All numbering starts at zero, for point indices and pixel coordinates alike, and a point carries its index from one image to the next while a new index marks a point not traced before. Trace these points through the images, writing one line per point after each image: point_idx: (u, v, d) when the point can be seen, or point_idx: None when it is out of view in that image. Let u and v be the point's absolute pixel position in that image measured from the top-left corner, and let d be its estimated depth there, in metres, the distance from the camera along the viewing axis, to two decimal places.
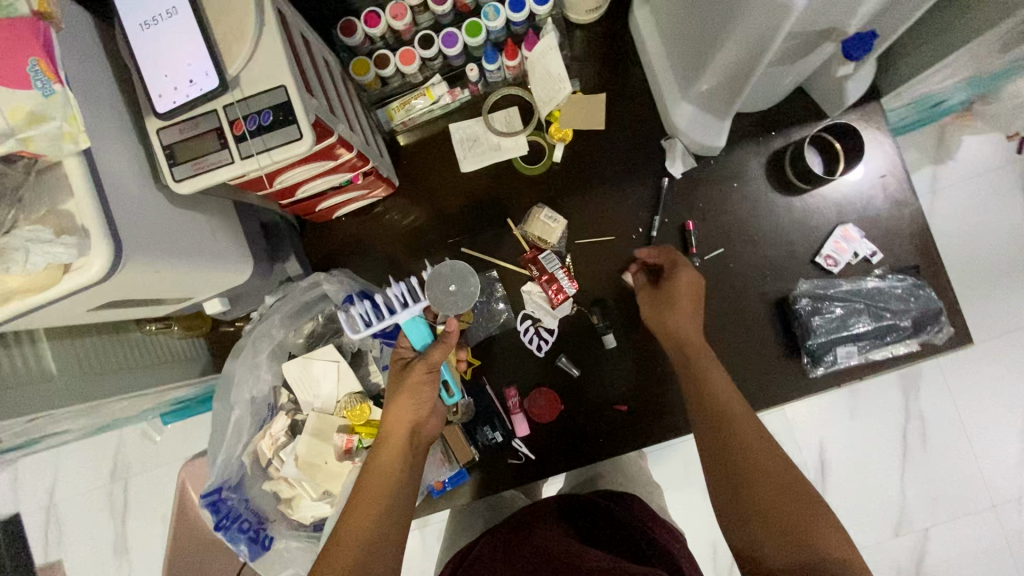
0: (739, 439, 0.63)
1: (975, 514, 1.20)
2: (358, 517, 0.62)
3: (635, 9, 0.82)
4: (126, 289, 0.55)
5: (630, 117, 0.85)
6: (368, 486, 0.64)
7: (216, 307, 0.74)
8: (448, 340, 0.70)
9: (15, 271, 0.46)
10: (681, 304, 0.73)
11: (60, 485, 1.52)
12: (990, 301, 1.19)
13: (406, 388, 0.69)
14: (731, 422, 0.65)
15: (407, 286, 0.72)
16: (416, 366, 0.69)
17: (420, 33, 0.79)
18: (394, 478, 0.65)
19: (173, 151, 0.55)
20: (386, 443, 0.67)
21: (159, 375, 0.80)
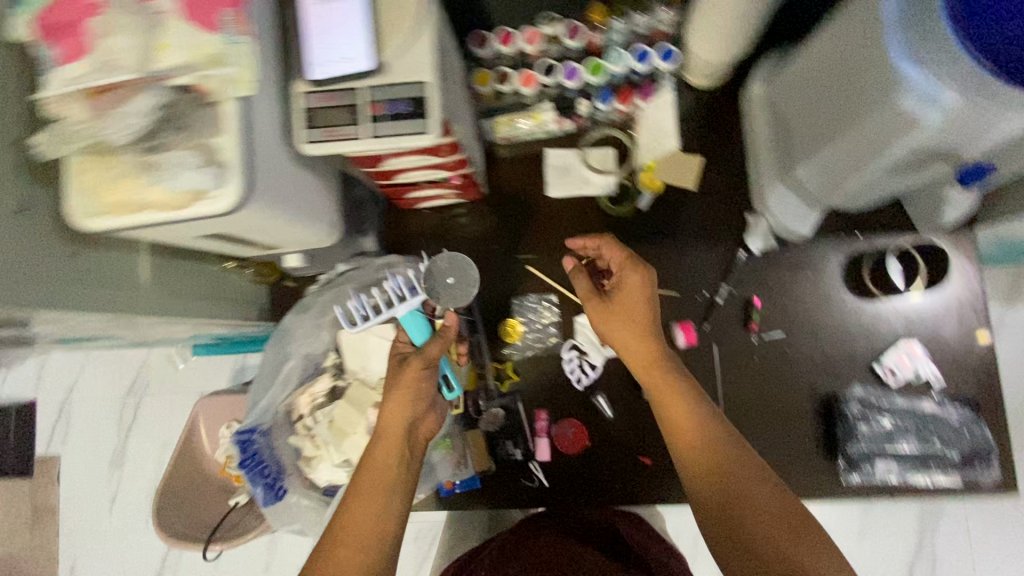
0: (721, 461, 0.59)
1: None
2: (355, 517, 0.62)
3: (750, 83, 0.83)
4: (237, 224, 0.60)
5: (723, 182, 0.86)
6: (366, 482, 0.64)
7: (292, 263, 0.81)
8: (445, 336, 0.71)
9: (162, 187, 0.50)
10: (635, 309, 0.68)
11: (82, 385, 1.59)
12: None
13: (398, 383, 0.69)
14: (713, 440, 0.60)
15: (403, 280, 0.77)
16: (411, 363, 0.69)
17: (545, 61, 0.82)
18: (393, 473, 0.65)
19: (312, 115, 0.60)
20: (384, 439, 0.67)
21: (222, 310, 0.84)
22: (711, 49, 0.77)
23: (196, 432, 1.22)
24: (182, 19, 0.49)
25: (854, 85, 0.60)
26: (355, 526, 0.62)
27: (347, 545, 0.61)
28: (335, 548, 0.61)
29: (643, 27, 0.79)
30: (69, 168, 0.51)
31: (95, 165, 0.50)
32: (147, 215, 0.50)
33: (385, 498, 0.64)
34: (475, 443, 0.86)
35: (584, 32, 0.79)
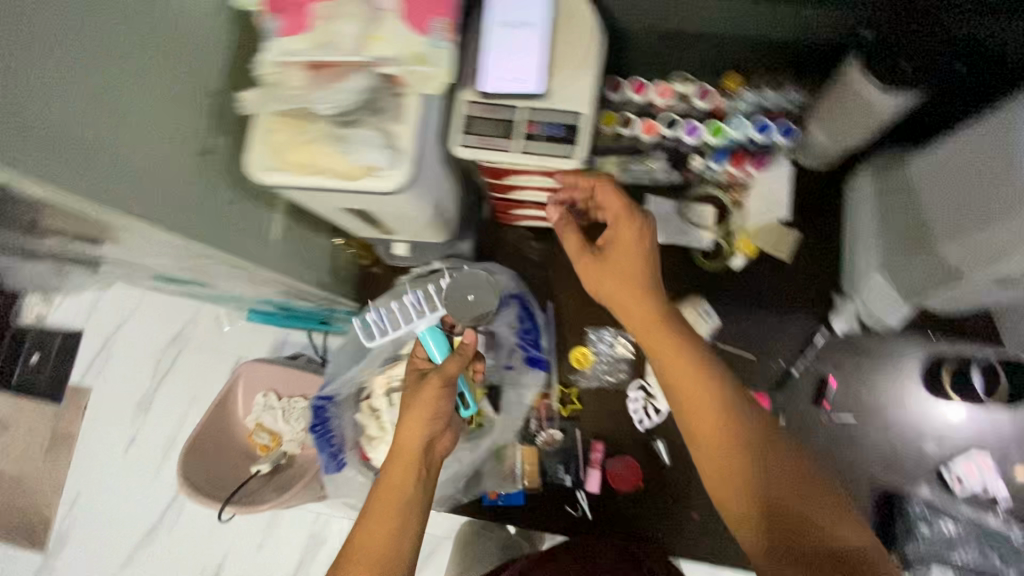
0: (734, 431, 0.58)
1: None
2: (363, 538, 0.62)
3: (856, 175, 0.87)
4: (382, 203, 0.64)
5: (815, 261, 0.88)
6: (375, 503, 0.64)
7: (398, 253, 0.88)
8: (463, 352, 0.70)
9: (344, 156, 0.55)
10: (636, 262, 0.66)
11: (132, 325, 1.65)
12: None
13: (414, 402, 0.68)
14: (724, 411, 0.59)
15: (421, 295, 0.82)
16: (430, 381, 0.68)
17: (669, 115, 0.85)
18: (405, 493, 0.65)
19: (470, 122, 0.65)
20: (397, 459, 0.66)
21: (319, 281, 0.88)
22: (838, 131, 0.78)
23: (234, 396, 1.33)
24: (399, 18, 0.55)
25: (996, 183, 0.60)
26: (363, 547, 0.62)
27: (361, 563, 0.61)
28: (344, 569, 0.61)
29: (771, 102, 0.84)
30: (262, 124, 0.56)
31: (287, 127, 0.55)
32: (323, 177, 0.55)
33: (394, 521, 0.63)
34: (529, 459, 0.86)
35: (713, 96, 0.84)
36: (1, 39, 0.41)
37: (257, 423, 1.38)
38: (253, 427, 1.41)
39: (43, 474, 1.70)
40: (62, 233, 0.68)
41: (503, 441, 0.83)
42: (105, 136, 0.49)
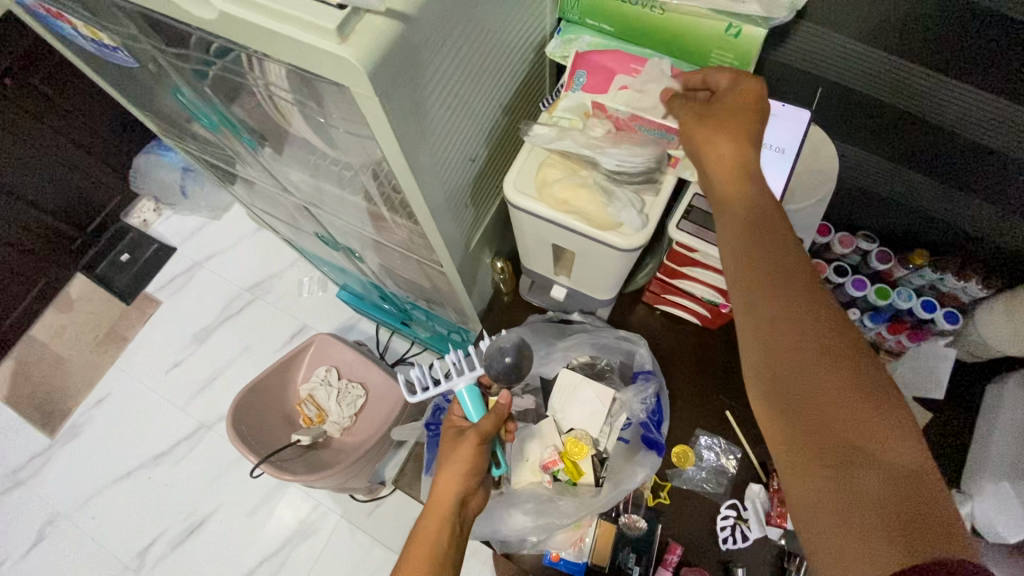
0: (780, 308, 0.47)
1: None
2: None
3: (1006, 378, 0.87)
4: (595, 252, 0.70)
5: (940, 450, 0.88)
6: (408, 559, 0.63)
7: (553, 295, 0.94)
8: (498, 411, 0.70)
9: (605, 207, 0.61)
10: (736, 122, 0.53)
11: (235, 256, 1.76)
12: None
13: (452, 458, 0.69)
14: (767, 287, 0.48)
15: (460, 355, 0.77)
16: (467, 436, 0.69)
17: (839, 264, 0.90)
18: (438, 550, 0.63)
19: (694, 212, 0.72)
20: (429, 516, 0.66)
21: (471, 290, 0.94)
22: (1009, 336, 0.83)
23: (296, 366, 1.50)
24: None
25: None
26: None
27: None
28: None
29: (949, 284, 0.86)
30: (542, 156, 0.64)
31: (563, 166, 0.62)
32: (578, 219, 0.61)
33: None
34: (603, 535, 0.86)
35: (891, 262, 0.87)
36: (443, 42, 0.49)
37: (310, 393, 1.53)
38: (306, 395, 1.54)
39: (93, 358, 1.76)
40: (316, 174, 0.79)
41: (591, 511, 0.81)
42: (441, 126, 0.56)
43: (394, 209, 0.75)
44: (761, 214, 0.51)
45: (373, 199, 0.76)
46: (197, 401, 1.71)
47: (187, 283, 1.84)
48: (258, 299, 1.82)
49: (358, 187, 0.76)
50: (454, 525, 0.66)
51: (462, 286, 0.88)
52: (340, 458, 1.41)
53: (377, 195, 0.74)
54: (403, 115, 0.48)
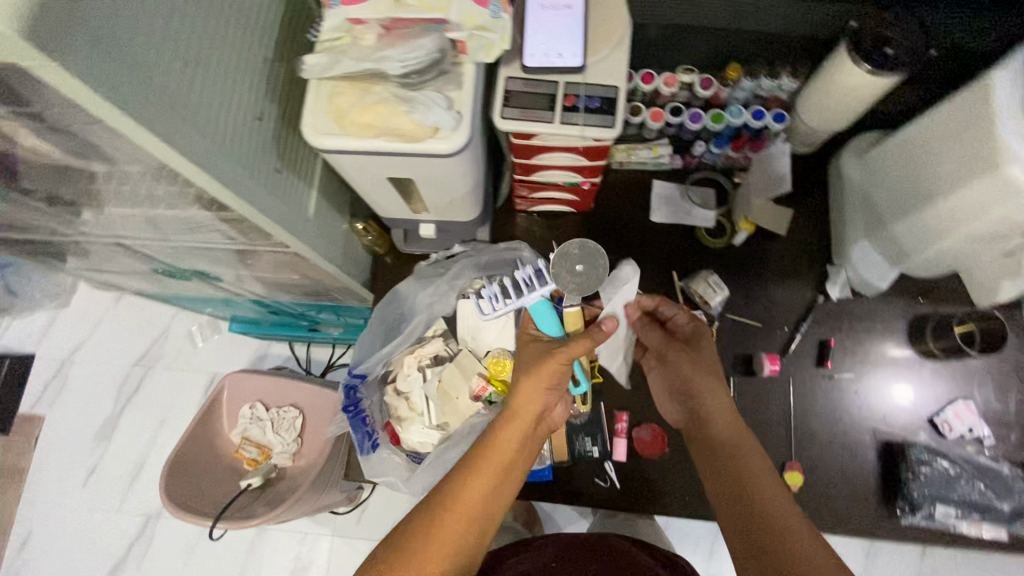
0: (747, 478, 0.66)
1: None
2: (467, 495, 0.65)
3: (842, 155, 0.95)
4: (429, 171, 0.66)
5: (808, 239, 0.97)
6: (486, 461, 0.67)
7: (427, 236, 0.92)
8: (596, 339, 0.73)
9: (411, 116, 0.57)
10: (701, 352, 0.80)
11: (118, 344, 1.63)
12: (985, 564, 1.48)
13: (539, 375, 0.71)
14: (740, 461, 0.68)
15: (533, 271, 0.80)
16: (557, 355, 0.71)
17: (673, 103, 0.94)
18: (512, 458, 0.68)
19: (511, 96, 0.69)
20: (512, 421, 0.70)
21: (344, 263, 0.89)
22: (825, 116, 0.89)
23: (204, 417, 1.39)
24: None
25: (976, 155, 0.68)
26: (469, 502, 0.65)
27: (454, 511, 0.64)
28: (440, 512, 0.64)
29: (767, 88, 0.91)
30: (326, 88, 0.59)
31: (351, 91, 0.58)
32: (389, 139, 0.58)
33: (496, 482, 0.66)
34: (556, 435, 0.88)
35: (715, 85, 0.91)
36: None
37: (243, 435, 1.44)
38: (239, 439, 1.44)
39: None
40: (115, 203, 0.71)
41: None
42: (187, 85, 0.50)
43: (209, 209, 0.69)
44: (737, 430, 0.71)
45: (182, 207, 0.69)
46: (132, 495, 1.64)
47: (65, 385, 1.74)
48: (152, 369, 1.74)
49: (162, 201, 0.69)
50: (529, 437, 0.71)
51: (327, 262, 0.83)
52: (300, 480, 1.36)
53: (183, 201, 0.67)
54: (109, 78, 0.42)
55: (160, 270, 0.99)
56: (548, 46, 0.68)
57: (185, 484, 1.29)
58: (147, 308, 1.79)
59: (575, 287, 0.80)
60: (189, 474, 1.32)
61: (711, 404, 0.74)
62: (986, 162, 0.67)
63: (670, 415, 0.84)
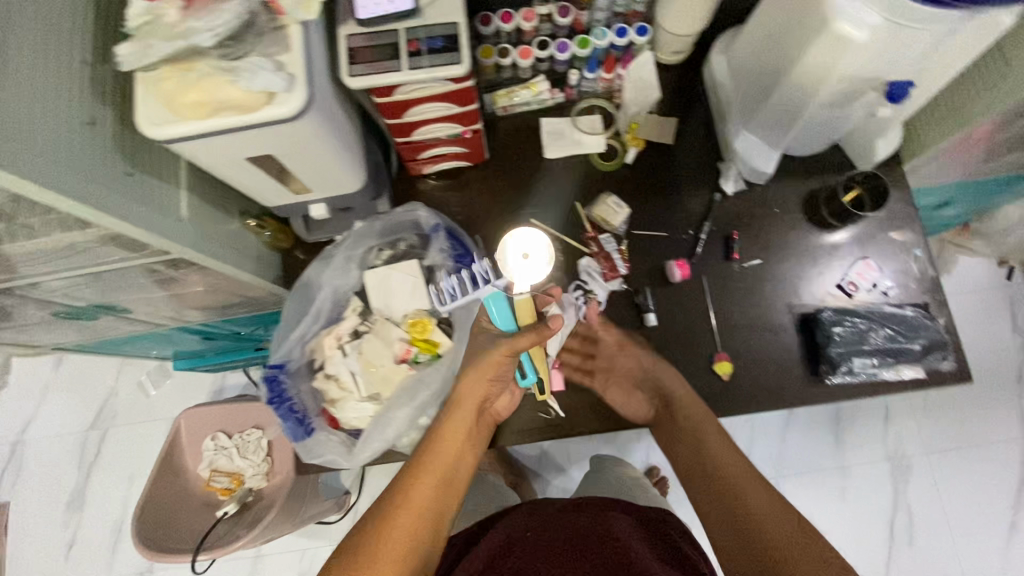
0: (709, 448, 0.81)
1: (871, 526, 1.57)
2: (418, 490, 0.68)
3: (711, 58, 0.98)
4: (287, 144, 0.66)
5: (696, 143, 0.99)
6: (434, 456, 0.71)
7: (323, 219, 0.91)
8: (540, 333, 0.73)
9: (239, 86, 0.56)
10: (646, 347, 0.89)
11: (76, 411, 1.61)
12: (934, 406, 1.63)
13: (485, 368, 0.74)
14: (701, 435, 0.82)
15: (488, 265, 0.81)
16: (500, 347, 0.74)
17: (539, 38, 0.95)
18: (460, 446, 0.73)
19: (355, 53, 0.68)
20: (458, 413, 0.74)
21: (243, 264, 0.86)
22: (682, 20, 0.91)
23: (167, 461, 1.37)
24: None
25: (809, 19, 0.71)
26: (420, 496, 0.68)
27: (413, 503, 0.67)
28: (399, 506, 0.67)
29: (621, 4, 0.92)
30: (149, 76, 0.58)
31: (174, 74, 0.57)
32: (225, 115, 0.57)
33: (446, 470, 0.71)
34: None
35: (572, 12, 0.92)
36: None
37: (212, 468, 1.41)
38: (208, 473, 1.41)
39: None
40: None
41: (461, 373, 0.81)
42: None
43: (73, 231, 0.67)
44: (694, 406, 0.85)
45: (46, 235, 0.67)
46: (119, 556, 1.61)
47: (22, 466, 1.68)
48: (110, 429, 1.70)
49: (23, 233, 0.67)
50: (473, 425, 0.75)
51: (223, 263, 0.81)
52: (277, 496, 1.35)
53: (42, 227, 0.65)
54: None
55: (64, 314, 0.96)
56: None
57: (160, 530, 1.26)
58: (89, 369, 1.73)
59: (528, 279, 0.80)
60: (162, 520, 1.29)
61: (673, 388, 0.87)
62: (818, 23, 0.69)
63: (632, 413, 0.89)
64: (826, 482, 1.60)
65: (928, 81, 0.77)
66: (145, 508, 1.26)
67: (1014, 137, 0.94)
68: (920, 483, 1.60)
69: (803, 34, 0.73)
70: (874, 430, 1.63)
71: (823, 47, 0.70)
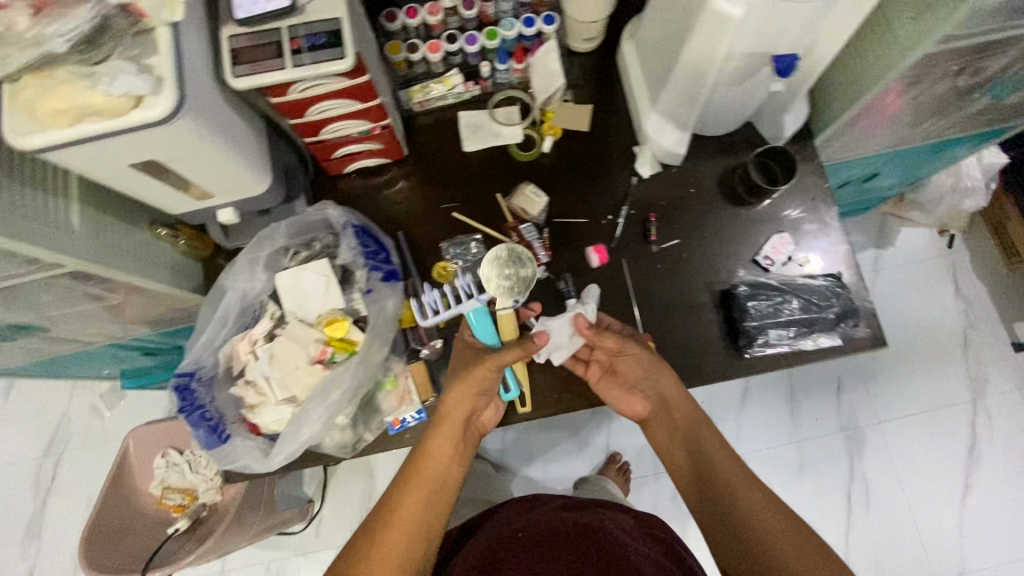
0: (708, 452, 0.80)
1: (829, 497, 1.60)
2: (407, 504, 0.74)
3: (622, 44, 0.99)
4: (172, 149, 0.65)
5: (613, 128, 1.00)
6: (423, 469, 0.77)
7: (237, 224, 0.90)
8: (525, 348, 0.80)
9: (100, 91, 0.56)
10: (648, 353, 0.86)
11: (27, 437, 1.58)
12: (886, 374, 1.67)
13: (469, 382, 0.80)
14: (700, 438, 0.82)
15: (472, 280, 0.89)
16: (485, 363, 0.79)
17: (448, 31, 0.95)
18: (446, 458, 0.78)
19: (237, 53, 0.68)
20: (443, 428, 0.79)
21: (155, 274, 0.85)
22: (586, 7, 0.91)
23: (117, 482, 1.34)
24: None
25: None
26: (408, 509, 0.73)
27: (400, 519, 0.72)
28: (390, 520, 0.72)
29: None
30: (11, 86, 0.57)
31: (34, 82, 0.56)
32: (91, 122, 0.57)
33: (433, 484, 0.76)
34: (419, 374, 0.88)
35: (477, 4, 0.92)
36: None
37: (163, 486, 1.38)
38: (160, 491, 1.38)
39: None
40: None
41: (375, 367, 0.81)
42: None
43: None
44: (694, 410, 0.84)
45: None
46: None
47: None
48: (63, 455, 1.66)
49: None
50: (459, 440, 0.80)
51: (128, 274, 0.79)
52: (230, 507, 1.33)
53: None
54: None
55: None
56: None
57: (107, 554, 1.23)
58: (41, 394, 1.70)
59: (507, 292, 0.86)
60: (110, 543, 1.26)
61: (673, 393, 0.85)
62: (699, 1, 0.70)
63: (625, 408, 0.88)
64: (784, 457, 1.63)
65: (817, 54, 0.78)
66: (91, 532, 1.23)
67: (917, 104, 0.97)
68: (875, 452, 1.63)
69: (689, 14, 0.74)
70: (827, 402, 1.66)
71: (706, 26, 0.71)
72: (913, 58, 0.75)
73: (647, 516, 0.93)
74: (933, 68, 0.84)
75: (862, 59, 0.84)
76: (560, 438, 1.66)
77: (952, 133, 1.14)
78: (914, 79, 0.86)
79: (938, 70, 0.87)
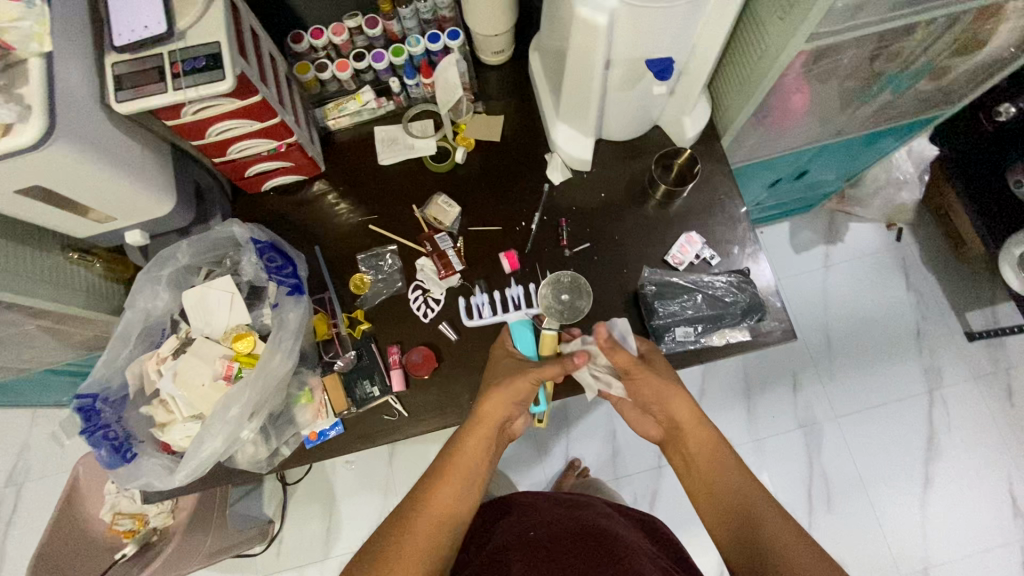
0: (720, 472, 0.74)
1: (791, 496, 1.59)
2: (435, 499, 0.72)
3: (529, 55, 1.01)
4: (54, 175, 0.67)
5: (526, 136, 1.02)
6: (454, 466, 0.75)
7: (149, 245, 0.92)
8: (565, 367, 0.79)
9: None
10: (662, 372, 0.81)
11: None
12: (842, 368, 1.68)
13: (511, 389, 0.78)
14: (711, 457, 0.75)
15: (524, 292, 0.93)
16: (528, 373, 0.79)
17: (355, 50, 0.98)
18: (477, 460, 0.76)
19: (120, 79, 0.70)
20: (477, 430, 0.77)
21: (66, 297, 0.86)
22: (485, 23, 0.94)
23: (70, 506, 1.34)
24: None
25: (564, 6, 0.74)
26: (437, 505, 0.71)
27: (421, 525, 0.69)
28: (415, 521, 0.69)
29: (425, 10, 0.95)
30: None
31: None
32: None
33: (462, 488, 0.73)
34: (333, 388, 0.89)
35: (381, 22, 0.95)
36: None
37: (115, 510, 1.40)
38: (110, 516, 1.40)
39: None
40: None
41: (280, 380, 0.82)
42: None
43: None
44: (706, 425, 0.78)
45: None
46: None
47: None
48: (24, 485, 1.66)
49: None
50: (493, 444, 0.78)
51: (34, 297, 0.80)
52: (178, 530, 1.33)
53: None
54: None
55: None
56: (133, 18, 0.69)
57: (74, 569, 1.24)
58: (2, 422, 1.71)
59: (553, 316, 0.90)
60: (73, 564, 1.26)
61: (680, 412, 0.79)
62: (569, 10, 0.73)
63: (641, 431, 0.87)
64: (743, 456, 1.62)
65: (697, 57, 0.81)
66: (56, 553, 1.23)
67: (818, 100, 0.99)
68: (834, 449, 1.62)
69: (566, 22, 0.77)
70: (783, 400, 1.66)
71: (578, 33, 0.73)
72: (785, 57, 0.77)
73: (643, 519, 0.92)
74: (816, 66, 0.87)
75: (748, 59, 0.86)
76: (518, 448, 1.65)
77: (867, 129, 1.17)
78: (800, 76, 0.88)
79: (825, 66, 0.89)
